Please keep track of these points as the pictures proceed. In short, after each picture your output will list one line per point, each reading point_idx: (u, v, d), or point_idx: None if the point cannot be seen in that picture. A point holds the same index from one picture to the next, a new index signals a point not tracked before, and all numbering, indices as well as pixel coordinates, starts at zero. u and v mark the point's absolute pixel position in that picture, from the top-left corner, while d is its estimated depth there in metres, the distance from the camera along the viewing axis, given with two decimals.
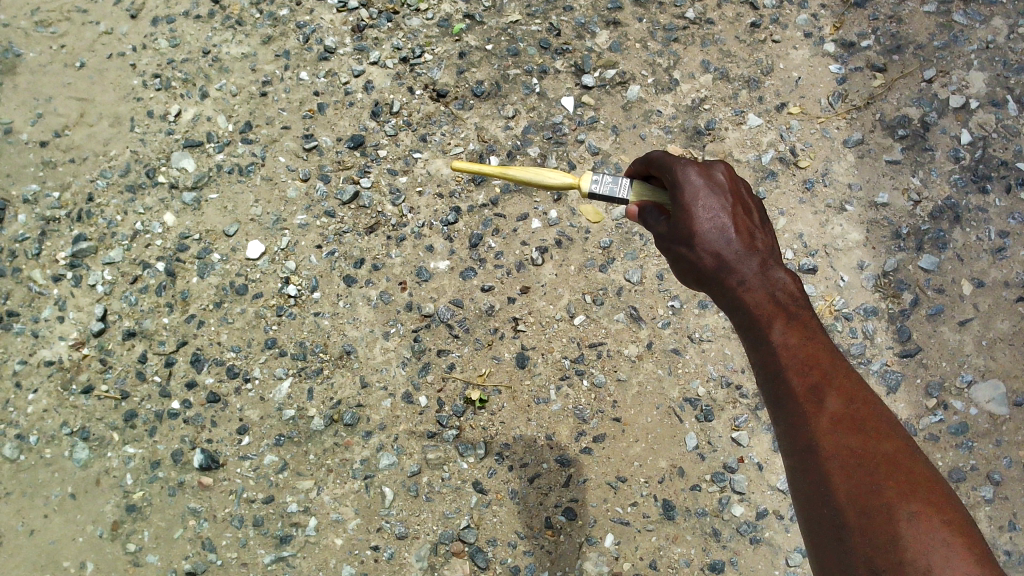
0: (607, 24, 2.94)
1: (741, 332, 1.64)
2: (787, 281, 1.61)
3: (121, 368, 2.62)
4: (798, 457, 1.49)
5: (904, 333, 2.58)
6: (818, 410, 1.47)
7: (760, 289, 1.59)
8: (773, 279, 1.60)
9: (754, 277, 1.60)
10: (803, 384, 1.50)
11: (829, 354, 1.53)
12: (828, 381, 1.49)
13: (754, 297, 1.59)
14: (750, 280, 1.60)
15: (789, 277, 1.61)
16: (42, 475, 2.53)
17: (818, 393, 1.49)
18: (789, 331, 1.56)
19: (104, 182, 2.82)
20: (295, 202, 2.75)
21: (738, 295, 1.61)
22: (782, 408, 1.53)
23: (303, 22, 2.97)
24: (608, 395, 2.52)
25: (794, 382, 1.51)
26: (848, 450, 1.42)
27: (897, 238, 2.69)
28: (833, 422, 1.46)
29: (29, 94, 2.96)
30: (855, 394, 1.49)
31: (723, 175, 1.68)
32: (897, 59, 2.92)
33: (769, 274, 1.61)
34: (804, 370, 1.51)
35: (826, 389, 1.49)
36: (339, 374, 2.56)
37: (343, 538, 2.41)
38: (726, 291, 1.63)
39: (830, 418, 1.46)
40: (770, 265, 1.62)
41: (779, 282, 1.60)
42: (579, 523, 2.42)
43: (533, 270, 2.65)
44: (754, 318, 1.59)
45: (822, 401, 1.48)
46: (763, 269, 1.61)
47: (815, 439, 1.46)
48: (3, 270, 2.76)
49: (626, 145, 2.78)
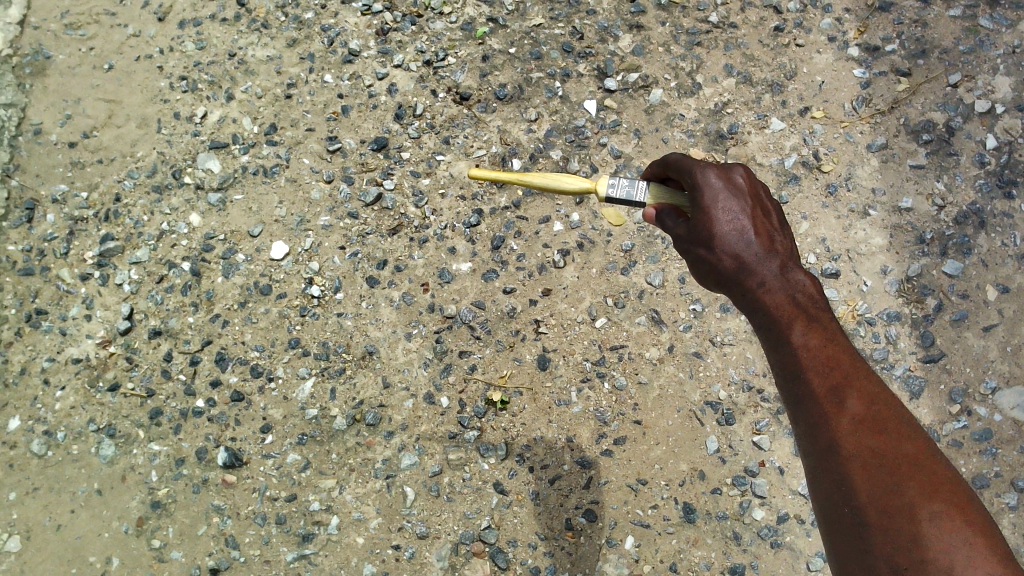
0: (630, 27, 2.95)
1: (760, 333, 1.63)
2: (807, 282, 1.60)
3: (147, 366, 2.65)
4: (818, 458, 1.48)
5: (928, 339, 2.57)
6: (839, 410, 1.47)
7: (780, 290, 1.58)
8: (793, 280, 1.60)
9: (774, 278, 1.60)
10: (824, 384, 1.50)
11: (849, 355, 1.53)
12: (849, 381, 1.49)
13: (774, 299, 1.58)
14: (770, 281, 1.59)
15: (808, 279, 1.61)
16: (69, 471, 2.57)
17: (839, 394, 1.48)
18: (810, 332, 1.55)
19: (131, 183, 2.86)
20: (319, 203, 2.77)
21: (759, 297, 1.60)
22: (802, 409, 1.52)
23: (328, 24, 3.00)
24: (629, 398, 2.53)
25: (814, 383, 1.51)
26: (870, 451, 1.42)
27: (921, 243, 2.68)
28: (854, 422, 1.45)
29: (59, 96, 3.02)
30: (876, 395, 1.48)
31: (742, 178, 1.69)
32: (922, 63, 2.90)
33: (789, 276, 1.60)
34: (824, 371, 1.51)
35: (847, 390, 1.48)
36: (362, 374, 2.58)
37: (365, 537, 2.43)
38: (746, 292, 1.62)
39: (851, 419, 1.45)
40: (790, 267, 1.61)
41: (799, 283, 1.59)
42: (599, 524, 2.43)
43: (555, 272, 2.66)
44: (774, 319, 1.58)
45: (843, 401, 1.47)
46: (783, 271, 1.60)
47: (836, 440, 1.45)
48: (33, 269, 2.80)
49: (648, 148, 2.79)
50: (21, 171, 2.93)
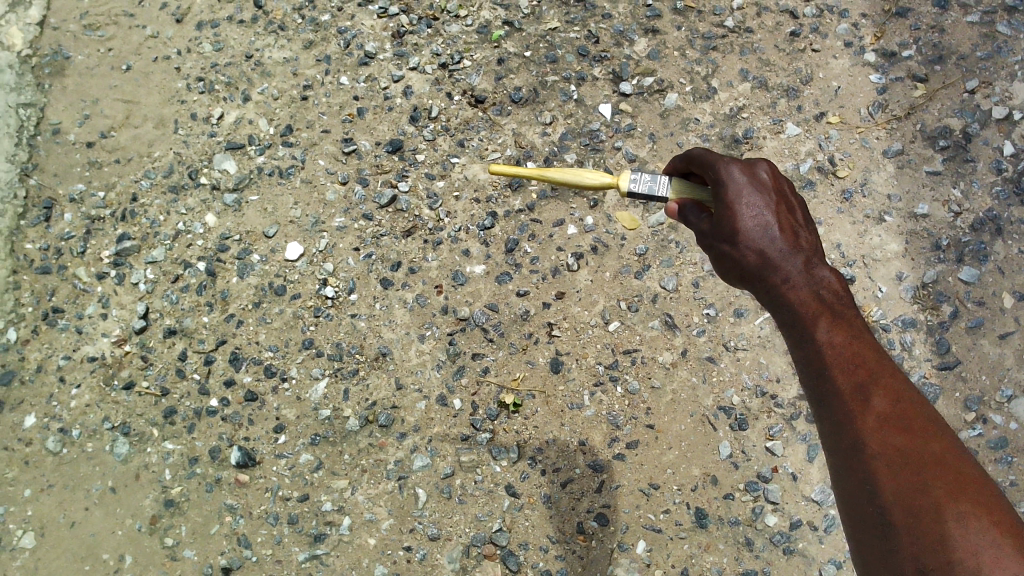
0: (646, 31, 2.95)
1: (784, 330, 1.65)
2: (832, 279, 1.61)
3: (162, 365, 2.67)
4: (843, 456, 1.48)
5: (943, 346, 2.55)
6: (864, 408, 1.47)
7: (804, 287, 1.60)
8: (817, 277, 1.61)
9: (798, 275, 1.62)
10: (848, 382, 1.50)
11: (874, 353, 1.53)
12: (874, 379, 1.49)
13: (798, 296, 1.60)
14: (795, 278, 1.61)
15: (834, 275, 1.62)
16: (84, 468, 2.58)
17: (864, 392, 1.48)
18: (834, 329, 1.56)
19: (148, 183, 2.88)
20: (334, 204, 2.79)
21: (783, 294, 1.62)
22: (827, 406, 1.53)
23: (344, 27, 3.01)
24: (642, 402, 2.53)
25: (839, 381, 1.51)
26: (895, 449, 1.41)
27: (936, 250, 2.67)
28: (879, 421, 1.45)
29: (78, 96, 3.04)
30: (901, 393, 1.48)
31: (766, 174, 1.69)
32: (939, 69, 2.89)
33: (813, 272, 1.62)
34: (849, 369, 1.51)
35: (872, 388, 1.48)
36: (375, 376, 2.59)
37: (377, 538, 2.44)
38: (770, 289, 1.64)
39: (876, 417, 1.45)
40: (815, 264, 1.63)
41: (823, 280, 1.61)
42: (611, 528, 2.42)
43: (569, 275, 2.66)
44: (798, 315, 1.60)
45: (868, 399, 1.47)
46: (808, 268, 1.62)
47: (860, 437, 1.45)
48: (50, 267, 2.83)
49: (663, 152, 2.79)
50: (39, 170, 2.96)
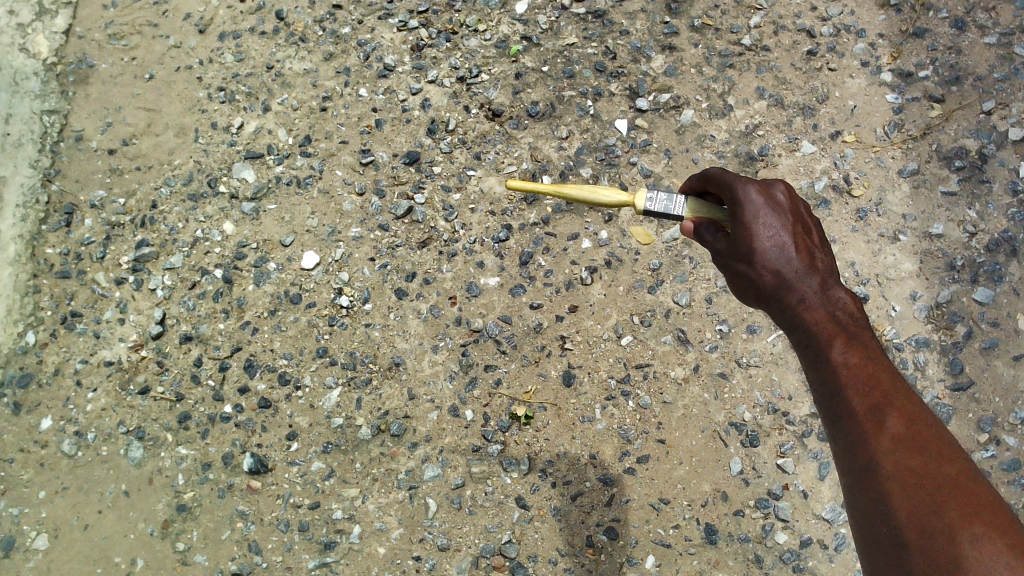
0: (663, 48, 2.97)
1: (799, 350, 1.65)
2: (847, 300, 1.62)
3: (178, 370, 2.69)
4: (856, 475, 1.48)
5: (956, 366, 2.55)
6: (878, 429, 1.47)
7: (820, 308, 1.60)
8: (833, 298, 1.61)
9: (814, 295, 1.62)
10: (864, 403, 1.51)
11: (889, 375, 1.54)
12: (889, 401, 1.50)
13: (814, 316, 1.60)
14: (811, 298, 1.61)
15: (849, 297, 1.62)
16: (98, 471, 2.61)
17: (879, 413, 1.49)
18: (850, 350, 1.56)
19: (168, 190, 2.92)
20: (351, 214, 2.81)
21: (798, 313, 1.62)
22: (841, 427, 1.53)
23: (364, 39, 3.05)
24: (654, 416, 2.53)
25: (854, 402, 1.52)
26: (909, 470, 1.42)
27: (951, 270, 2.66)
28: (894, 441, 1.45)
29: (101, 104, 3.09)
30: (916, 415, 1.48)
31: (783, 195, 1.69)
32: (956, 89, 2.90)
33: (830, 293, 1.62)
34: (864, 390, 1.52)
35: (887, 409, 1.49)
36: (387, 385, 2.60)
37: (386, 547, 2.45)
38: (786, 309, 1.64)
39: (891, 438, 1.46)
40: (831, 284, 1.63)
41: (840, 301, 1.61)
42: (620, 542, 2.43)
43: (582, 289, 2.67)
44: (813, 336, 1.60)
45: (883, 420, 1.48)
46: (824, 289, 1.62)
47: (875, 458, 1.46)
48: (69, 272, 2.87)
49: (678, 168, 2.80)
50: (61, 176, 3.00)
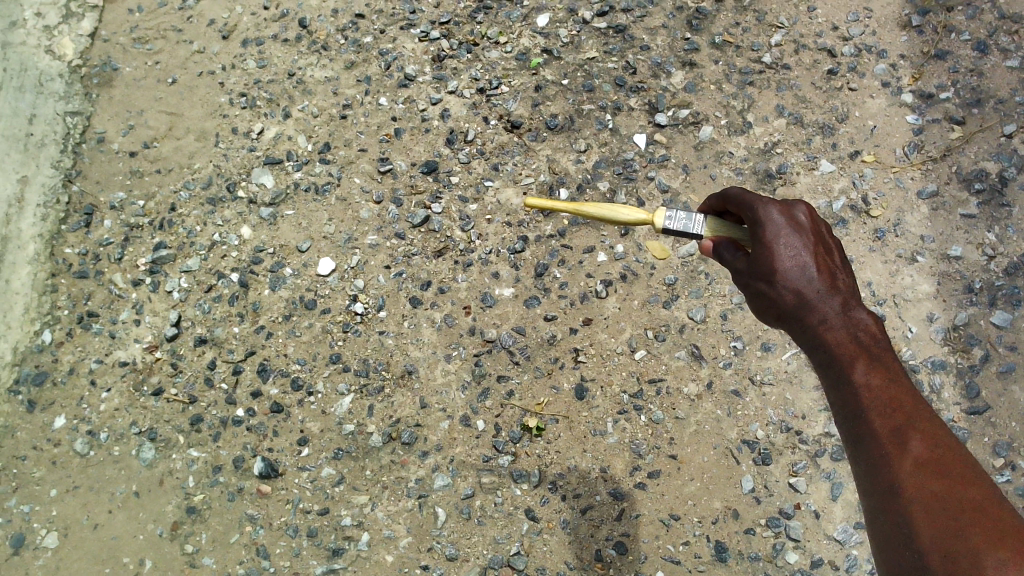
0: (683, 64, 2.98)
1: (820, 371, 1.65)
2: (869, 321, 1.62)
3: (192, 373, 2.70)
4: (878, 498, 1.46)
5: (973, 390, 2.53)
6: (900, 452, 1.46)
7: (842, 329, 1.61)
8: (855, 320, 1.61)
9: (835, 316, 1.62)
10: (886, 425, 1.50)
11: (912, 398, 1.52)
12: (911, 424, 1.48)
13: (836, 337, 1.60)
14: (832, 319, 1.61)
15: (871, 318, 1.62)
16: (109, 471, 2.62)
17: (901, 435, 1.47)
18: (872, 372, 1.56)
19: (187, 194, 2.94)
20: (368, 222, 2.82)
21: (819, 334, 1.62)
22: (863, 449, 1.52)
23: (386, 49, 3.07)
24: (666, 432, 2.52)
25: (876, 424, 1.51)
26: (931, 493, 1.39)
27: (969, 292, 2.65)
28: (916, 464, 1.43)
29: (123, 107, 3.12)
30: (940, 439, 1.46)
31: (805, 216, 1.68)
32: (977, 112, 2.89)
33: (852, 315, 1.62)
34: (887, 412, 1.51)
35: (910, 432, 1.47)
36: (400, 394, 2.61)
37: (394, 555, 2.44)
38: (806, 329, 1.64)
39: (913, 460, 1.44)
40: (853, 305, 1.63)
41: (861, 322, 1.61)
42: (630, 557, 2.41)
43: (597, 302, 2.67)
44: (835, 357, 1.60)
45: (905, 443, 1.46)
46: (846, 309, 1.62)
47: (897, 481, 1.44)
48: (87, 272, 2.89)
49: (696, 184, 2.80)
50: (82, 177, 3.03)
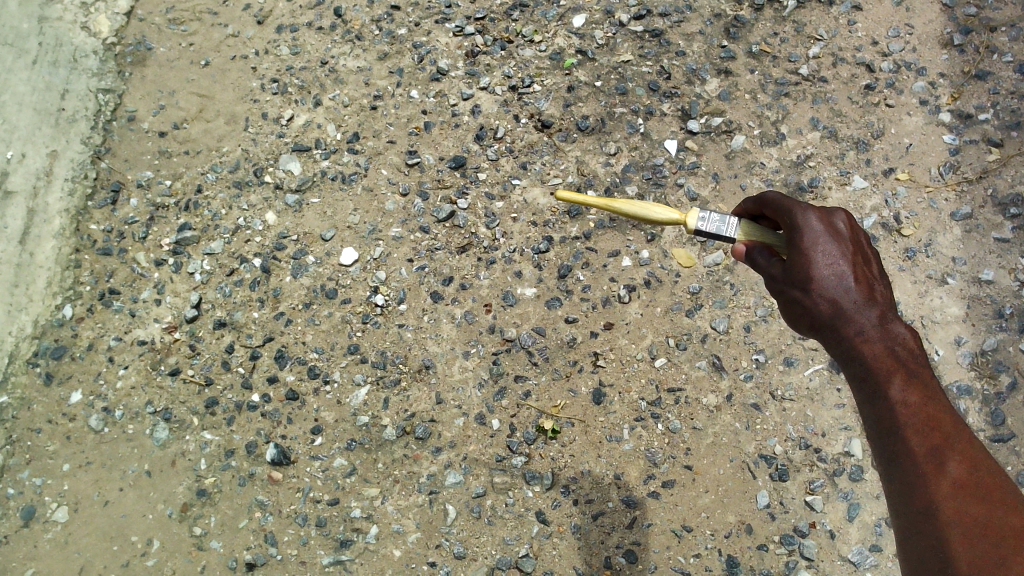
0: (718, 72, 2.95)
1: (854, 385, 1.61)
2: (907, 336, 1.58)
3: (209, 355, 2.70)
4: (912, 519, 1.45)
5: (998, 417, 2.49)
6: (938, 473, 1.44)
7: (879, 342, 1.57)
8: (892, 333, 1.58)
9: (872, 328, 1.58)
10: (923, 445, 1.47)
11: (950, 417, 1.50)
12: (950, 445, 1.47)
13: (872, 350, 1.56)
14: (869, 331, 1.58)
15: (909, 332, 1.59)
16: (122, 449, 2.62)
17: (940, 456, 1.46)
18: (909, 388, 1.52)
19: (214, 176, 2.94)
20: (393, 214, 2.81)
21: (855, 346, 1.59)
22: (898, 467, 1.50)
23: (420, 42, 3.06)
24: (682, 441, 2.50)
25: (913, 442, 1.48)
26: (971, 518, 1.39)
27: (998, 317, 2.61)
28: (954, 487, 1.42)
29: (155, 87, 3.13)
30: (978, 462, 1.45)
31: (844, 225, 1.67)
32: (1016, 135, 2.84)
33: (889, 328, 1.58)
34: (924, 431, 1.48)
35: (948, 453, 1.46)
36: (416, 388, 2.59)
37: (402, 550, 2.43)
38: (842, 341, 1.60)
39: (952, 483, 1.43)
40: (891, 318, 1.59)
41: (899, 337, 1.57)
42: (639, 566, 2.38)
43: (619, 307, 2.65)
44: (871, 371, 1.56)
45: (943, 464, 1.45)
46: (883, 322, 1.59)
47: (934, 503, 1.42)
48: (111, 249, 2.89)
49: (726, 193, 2.77)
50: (111, 155, 3.04)
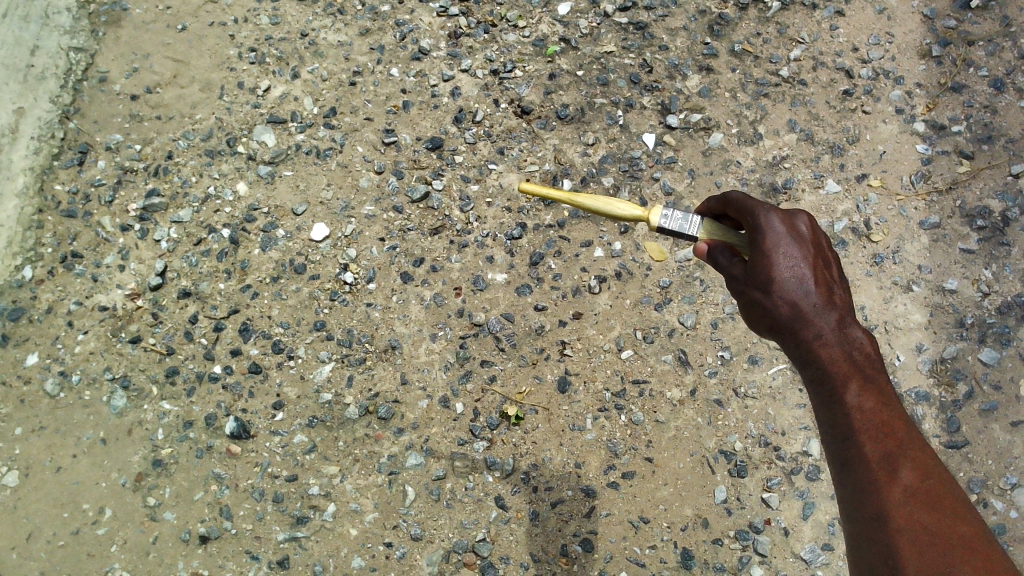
0: (700, 68, 2.96)
1: (811, 388, 1.63)
2: (864, 340, 1.60)
3: (172, 324, 2.66)
4: (864, 525, 1.47)
5: (953, 424, 2.54)
6: (891, 480, 1.46)
7: (836, 346, 1.59)
8: (850, 337, 1.60)
9: (831, 332, 1.60)
10: (877, 451, 1.50)
11: (904, 424, 1.53)
12: (902, 451, 1.49)
13: (830, 354, 1.59)
14: (827, 335, 1.60)
15: (866, 337, 1.61)
16: (78, 415, 2.57)
17: (892, 463, 1.48)
18: (864, 394, 1.55)
19: (185, 143, 2.88)
20: (366, 192, 2.79)
21: (813, 349, 1.61)
22: (851, 472, 1.52)
23: (402, 20, 3.02)
24: (644, 434, 2.51)
25: (867, 448, 1.51)
26: (922, 526, 1.41)
27: (959, 327, 2.65)
28: (906, 494, 1.45)
29: (129, 48, 3.06)
30: (930, 469, 1.48)
31: (806, 227, 1.69)
32: (987, 148, 2.89)
33: (847, 332, 1.60)
34: (879, 437, 1.51)
35: (901, 459, 1.48)
36: (381, 367, 2.57)
37: (358, 529, 2.42)
38: (800, 343, 1.62)
39: (904, 490, 1.45)
40: (849, 322, 1.61)
41: (856, 341, 1.60)
42: (594, 556, 2.40)
43: (588, 297, 2.65)
44: (828, 374, 1.59)
45: (895, 471, 1.47)
46: (841, 326, 1.61)
47: (886, 509, 1.44)
48: (75, 212, 2.83)
49: (700, 190, 2.79)
50: (79, 115, 2.97)
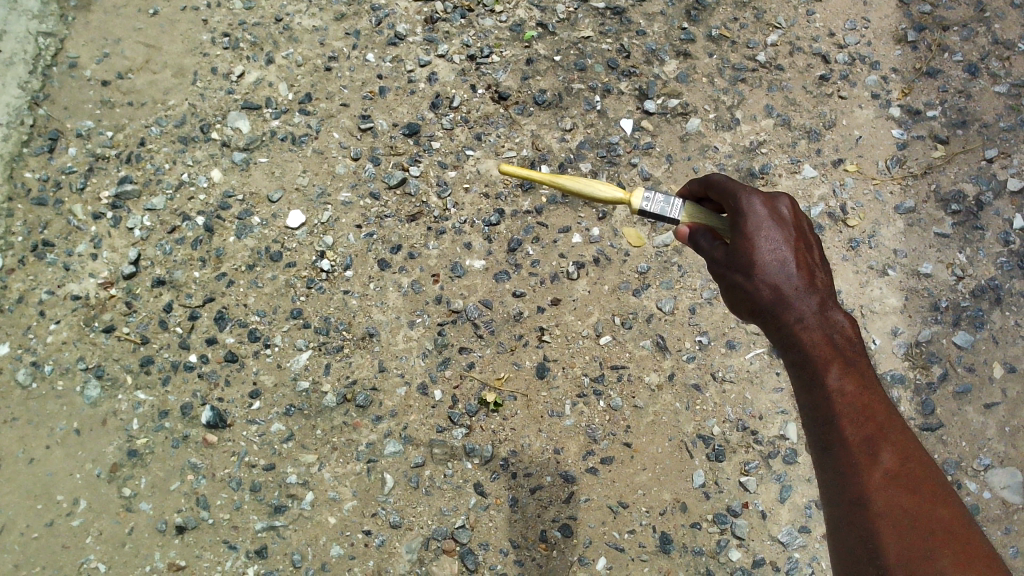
0: (677, 54, 2.95)
1: (792, 371, 1.64)
2: (845, 324, 1.62)
3: (146, 314, 2.63)
4: (844, 508, 1.48)
5: (928, 407, 2.56)
6: (872, 464, 1.48)
7: (817, 329, 1.60)
8: (831, 320, 1.61)
9: (812, 316, 1.61)
10: (858, 434, 1.51)
11: (884, 407, 1.54)
12: (883, 435, 1.50)
13: (811, 338, 1.59)
14: (809, 318, 1.60)
15: (847, 320, 1.62)
16: (50, 406, 2.54)
17: (873, 446, 1.49)
18: (846, 377, 1.56)
19: (158, 130, 2.84)
20: (343, 178, 2.76)
21: (795, 333, 1.61)
22: (832, 456, 1.53)
23: (378, 5, 2.99)
24: (623, 419, 2.51)
25: (848, 431, 1.52)
26: (903, 510, 1.42)
27: (934, 310, 2.67)
28: (887, 478, 1.46)
29: (99, 33, 3.00)
30: (910, 453, 1.49)
31: (787, 210, 1.69)
32: (961, 133, 2.91)
33: (828, 316, 1.61)
34: (859, 421, 1.52)
35: (882, 443, 1.49)
36: (359, 355, 2.56)
37: (337, 517, 2.41)
38: (782, 326, 1.63)
39: (884, 474, 1.46)
40: (830, 306, 1.62)
41: (837, 324, 1.61)
42: (573, 541, 2.40)
43: (566, 283, 2.65)
44: (809, 358, 1.59)
45: (876, 455, 1.48)
46: (822, 310, 1.61)
47: (867, 493, 1.46)
48: (46, 200, 2.78)
49: (678, 175, 2.78)
50: (49, 102, 2.91)
